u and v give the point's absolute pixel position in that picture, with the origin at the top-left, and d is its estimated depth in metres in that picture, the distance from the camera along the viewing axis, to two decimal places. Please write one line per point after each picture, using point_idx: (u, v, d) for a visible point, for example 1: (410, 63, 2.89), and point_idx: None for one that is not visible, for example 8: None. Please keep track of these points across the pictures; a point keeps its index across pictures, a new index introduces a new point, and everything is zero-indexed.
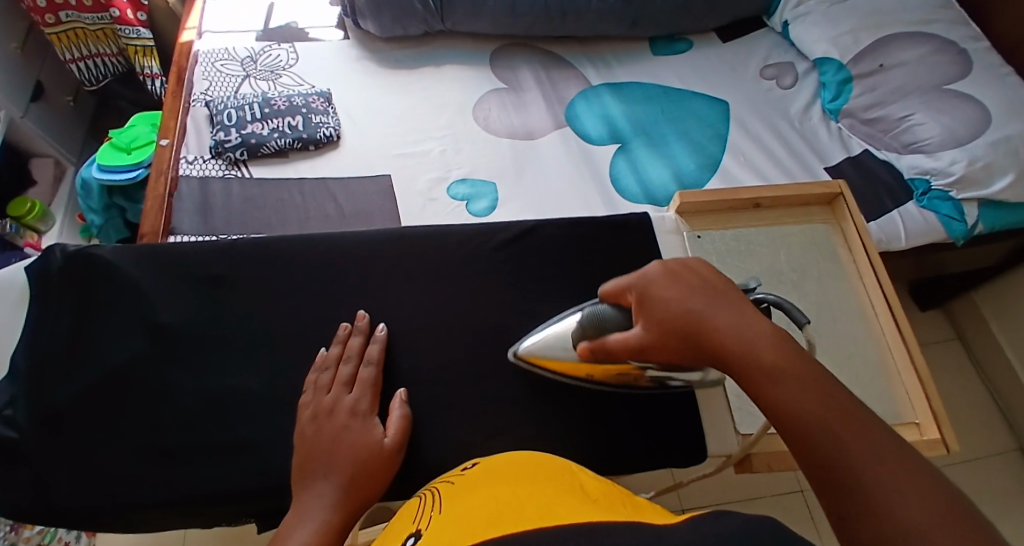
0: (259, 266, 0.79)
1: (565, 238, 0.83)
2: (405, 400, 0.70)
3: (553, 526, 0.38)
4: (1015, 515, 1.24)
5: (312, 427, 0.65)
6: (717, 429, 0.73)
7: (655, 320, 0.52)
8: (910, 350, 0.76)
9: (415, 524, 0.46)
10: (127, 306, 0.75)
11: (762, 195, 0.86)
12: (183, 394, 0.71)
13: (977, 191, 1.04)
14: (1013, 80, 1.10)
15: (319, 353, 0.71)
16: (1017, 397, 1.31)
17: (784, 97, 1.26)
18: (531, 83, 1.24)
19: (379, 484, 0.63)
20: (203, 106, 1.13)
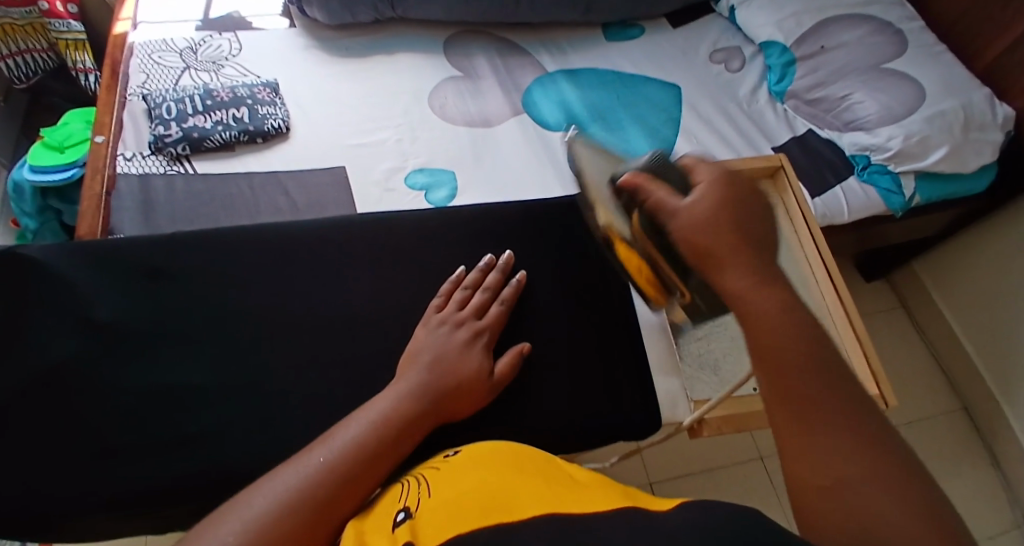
0: (217, 264, 0.76)
1: (528, 225, 0.84)
2: (525, 351, 0.73)
3: (547, 513, 0.40)
4: (956, 471, 1.31)
5: (435, 326, 0.71)
6: (670, 397, 0.79)
7: (705, 205, 0.53)
8: (850, 314, 0.80)
9: (402, 504, 0.48)
10: (75, 310, 0.72)
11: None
12: (138, 398, 0.68)
13: (913, 165, 1.08)
14: (946, 58, 1.15)
15: (460, 271, 0.77)
16: (958, 359, 1.39)
17: (732, 81, 1.28)
18: (486, 70, 1.23)
19: (463, 406, 0.67)
20: (140, 100, 1.07)
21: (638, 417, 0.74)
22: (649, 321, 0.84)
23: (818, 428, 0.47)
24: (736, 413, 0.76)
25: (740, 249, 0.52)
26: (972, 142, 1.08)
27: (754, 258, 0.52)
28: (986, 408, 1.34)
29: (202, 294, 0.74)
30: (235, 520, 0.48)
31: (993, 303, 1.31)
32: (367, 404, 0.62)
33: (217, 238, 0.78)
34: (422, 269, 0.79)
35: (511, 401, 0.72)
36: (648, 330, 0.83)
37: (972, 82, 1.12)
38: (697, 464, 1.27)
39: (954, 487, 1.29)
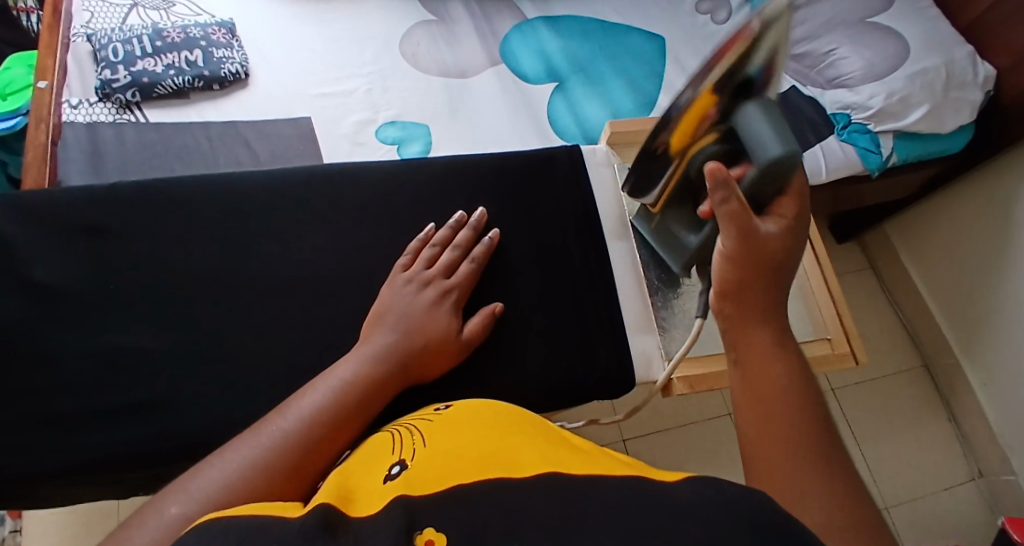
0: (175, 221, 0.71)
1: (502, 180, 0.80)
2: (497, 311, 0.71)
3: (549, 471, 0.39)
4: (915, 424, 1.35)
5: (400, 286, 0.67)
6: (644, 356, 0.76)
7: (768, 247, 0.52)
8: (824, 275, 0.81)
9: (397, 456, 0.45)
10: (21, 271, 0.67)
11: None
12: (84, 362, 0.64)
13: (893, 123, 1.07)
14: (932, 13, 1.13)
15: (429, 228, 0.73)
16: (922, 317, 1.42)
17: (718, 33, 1.22)
18: (462, 15, 1.17)
19: (437, 363, 0.65)
20: (85, 42, 0.99)
21: (611, 379, 0.73)
22: (628, 275, 0.80)
23: (801, 464, 0.43)
24: (713, 372, 0.76)
25: (766, 302, 0.51)
26: (952, 101, 1.07)
27: (777, 321, 0.51)
28: (947, 363, 1.37)
29: (151, 252, 0.69)
30: (192, 498, 0.44)
31: (962, 262, 1.32)
32: (332, 369, 0.59)
33: (174, 192, 0.72)
34: (395, 227, 0.75)
35: (483, 363, 0.70)
36: (624, 285, 0.79)
37: (955, 39, 1.10)
38: (670, 420, 1.29)
39: (912, 440, 1.34)
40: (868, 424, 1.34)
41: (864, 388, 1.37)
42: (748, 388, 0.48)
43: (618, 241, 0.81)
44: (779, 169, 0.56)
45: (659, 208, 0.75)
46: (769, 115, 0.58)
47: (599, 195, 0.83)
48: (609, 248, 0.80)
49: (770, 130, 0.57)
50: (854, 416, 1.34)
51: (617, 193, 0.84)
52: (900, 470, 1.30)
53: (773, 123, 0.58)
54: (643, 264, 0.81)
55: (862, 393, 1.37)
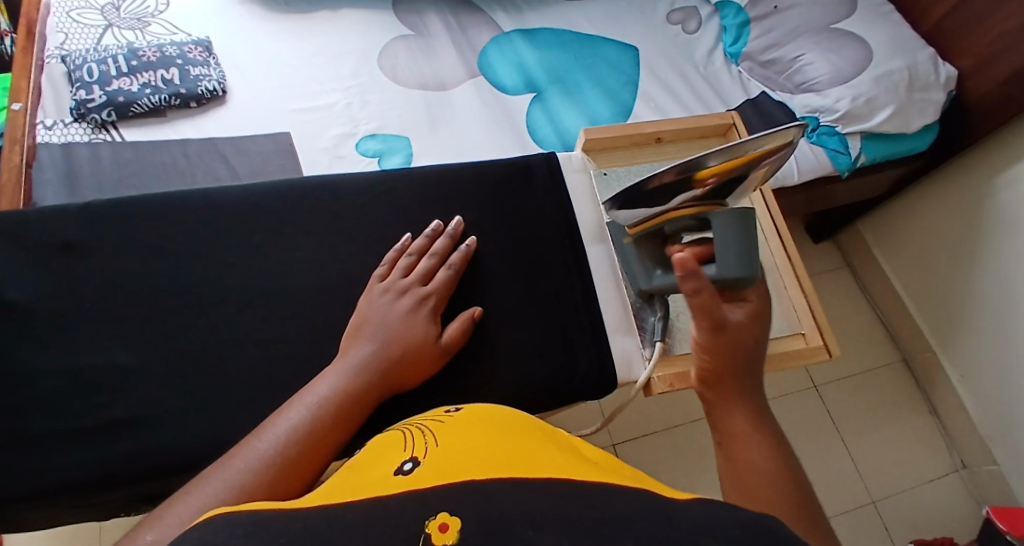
0: (159, 238, 0.71)
1: (482, 189, 0.81)
2: (476, 316, 0.71)
3: (565, 478, 0.41)
4: (896, 417, 1.38)
5: (377, 297, 0.68)
6: (625, 357, 0.76)
7: (737, 337, 0.55)
8: (796, 271, 0.83)
9: (410, 453, 0.46)
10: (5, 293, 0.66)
11: (663, 130, 0.89)
12: (63, 381, 0.63)
13: (860, 124, 1.10)
14: (893, 18, 1.17)
15: (405, 239, 0.74)
16: (898, 313, 1.45)
17: (689, 42, 1.26)
18: (438, 28, 1.18)
19: (421, 373, 0.66)
20: (59, 62, 0.98)
21: (593, 381, 0.73)
22: (607, 279, 0.80)
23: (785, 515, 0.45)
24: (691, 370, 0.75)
25: (739, 383, 0.55)
26: (916, 102, 1.10)
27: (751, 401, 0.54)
28: (924, 357, 1.40)
29: (129, 269, 0.69)
30: (169, 525, 0.44)
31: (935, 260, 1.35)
32: (314, 382, 0.60)
33: (156, 209, 0.72)
34: (378, 238, 0.76)
35: (468, 370, 0.71)
36: (604, 289, 0.79)
37: (917, 43, 1.14)
38: (658, 422, 1.29)
39: (893, 434, 1.36)
40: (850, 421, 1.36)
41: (844, 384, 1.40)
42: (733, 473, 0.49)
43: (596, 245, 0.82)
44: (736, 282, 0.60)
45: (634, 234, 0.74)
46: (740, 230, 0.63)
47: (577, 201, 0.84)
48: (589, 252, 0.81)
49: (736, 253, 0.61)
50: (836, 413, 1.37)
51: (594, 198, 0.84)
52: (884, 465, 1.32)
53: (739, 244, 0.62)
54: (622, 267, 0.80)
55: (843, 391, 1.39)
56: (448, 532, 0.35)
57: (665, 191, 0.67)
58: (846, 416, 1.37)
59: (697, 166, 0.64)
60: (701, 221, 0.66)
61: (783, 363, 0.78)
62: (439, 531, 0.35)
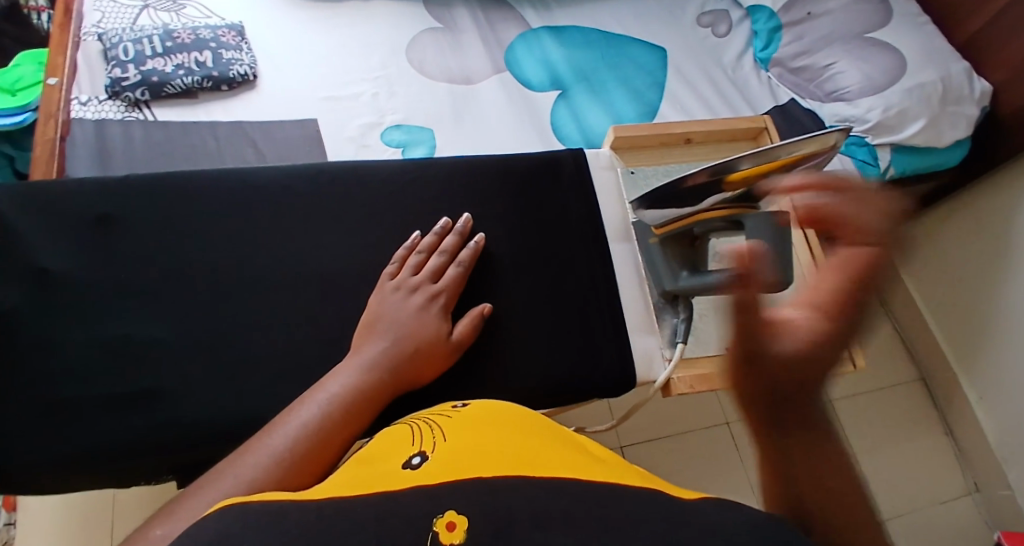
0: (187, 217, 0.72)
1: (507, 183, 0.81)
2: (485, 313, 0.71)
3: (573, 476, 0.41)
4: (911, 436, 1.35)
5: (388, 294, 0.68)
6: (646, 354, 0.76)
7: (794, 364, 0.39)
8: None
9: (417, 447, 0.46)
10: (37, 263, 0.67)
11: (693, 131, 0.88)
12: (88, 351, 0.64)
13: (890, 136, 1.08)
14: (929, 29, 1.15)
15: (415, 236, 0.73)
16: (920, 330, 1.42)
17: (718, 45, 1.25)
18: (467, 22, 1.19)
19: (432, 371, 0.66)
20: (96, 40, 1.00)
21: (611, 381, 0.73)
22: (630, 278, 0.80)
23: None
24: (715, 372, 0.76)
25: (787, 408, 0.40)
26: (949, 115, 1.09)
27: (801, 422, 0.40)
28: (944, 377, 1.38)
29: (158, 244, 0.70)
30: (179, 522, 0.45)
31: (961, 278, 1.33)
32: (328, 378, 0.60)
33: (185, 187, 0.73)
34: (401, 226, 0.76)
35: (486, 363, 0.71)
36: (627, 286, 0.79)
37: (952, 55, 1.12)
38: (669, 428, 1.28)
39: (908, 453, 1.34)
40: (865, 437, 1.34)
41: (861, 400, 1.38)
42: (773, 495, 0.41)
43: (620, 243, 0.82)
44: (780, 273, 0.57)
45: (661, 235, 0.76)
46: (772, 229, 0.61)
47: (603, 199, 0.84)
48: (613, 250, 0.81)
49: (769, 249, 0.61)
50: (852, 428, 1.35)
51: (620, 197, 0.84)
52: (899, 483, 1.30)
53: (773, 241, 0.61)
54: (646, 266, 0.81)
55: (861, 407, 1.37)
56: (456, 531, 0.35)
57: (700, 188, 0.70)
58: (862, 432, 1.35)
59: (729, 168, 0.66)
60: (732, 222, 0.65)
61: None
62: (446, 530, 0.35)
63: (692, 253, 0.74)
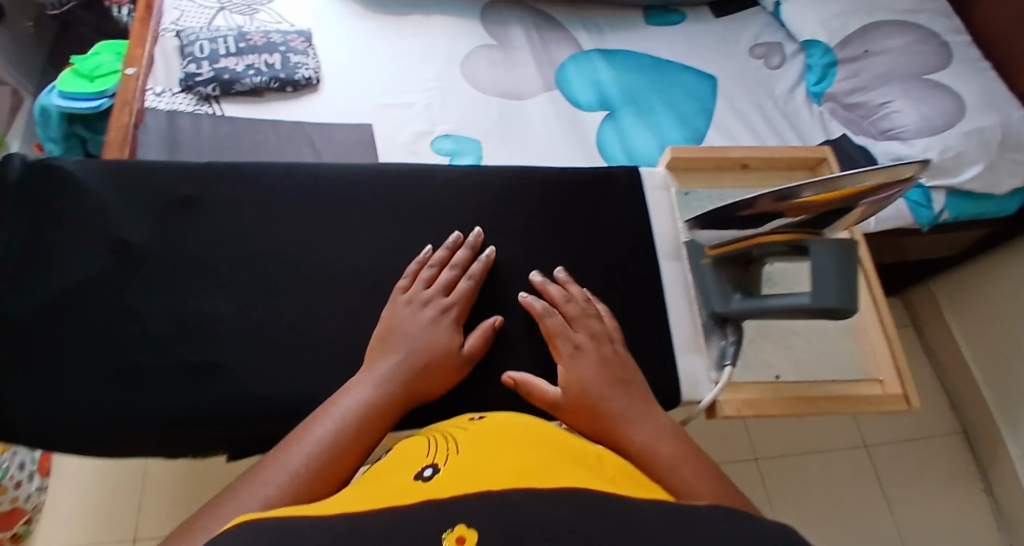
0: (243, 199, 0.72)
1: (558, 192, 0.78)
2: (497, 325, 0.68)
3: (574, 487, 0.42)
4: (949, 492, 1.30)
5: (396, 309, 0.66)
6: (691, 376, 0.71)
7: (573, 385, 0.62)
8: (881, 315, 0.78)
9: (431, 459, 0.48)
10: (99, 233, 0.67)
11: (751, 157, 0.85)
12: (140, 325, 0.65)
13: (946, 180, 1.06)
14: (989, 75, 1.13)
15: (426, 250, 0.71)
16: (964, 382, 1.37)
17: (770, 77, 1.25)
18: (521, 41, 1.22)
19: (447, 383, 0.64)
20: (173, 37, 1.06)
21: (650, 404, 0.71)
22: (678, 296, 0.75)
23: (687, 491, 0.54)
24: (762, 399, 0.71)
25: (609, 413, 0.60)
26: (1007, 162, 1.06)
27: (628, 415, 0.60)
28: (986, 432, 1.33)
29: (220, 224, 0.70)
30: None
31: (1012, 332, 1.28)
32: (341, 393, 0.60)
33: (243, 172, 0.74)
34: (450, 225, 0.75)
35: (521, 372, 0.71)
36: (674, 308, 0.74)
37: (1012, 102, 1.10)
38: None
39: (945, 509, 1.28)
40: (901, 489, 1.29)
41: (897, 449, 1.33)
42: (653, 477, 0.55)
43: (669, 261, 0.77)
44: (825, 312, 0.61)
45: (714, 255, 0.73)
46: (835, 261, 0.60)
47: (655, 219, 0.79)
48: (661, 267, 0.77)
49: (830, 282, 0.60)
50: (888, 477, 1.30)
51: (673, 216, 0.80)
52: (934, 539, 1.25)
53: (836, 274, 0.60)
54: (696, 287, 0.76)
55: (897, 456, 1.33)
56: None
57: (762, 215, 0.67)
58: (898, 483, 1.30)
59: (789, 197, 0.62)
60: (794, 247, 0.63)
61: (858, 405, 0.73)
62: (455, 544, 0.36)
63: (744, 278, 0.71)
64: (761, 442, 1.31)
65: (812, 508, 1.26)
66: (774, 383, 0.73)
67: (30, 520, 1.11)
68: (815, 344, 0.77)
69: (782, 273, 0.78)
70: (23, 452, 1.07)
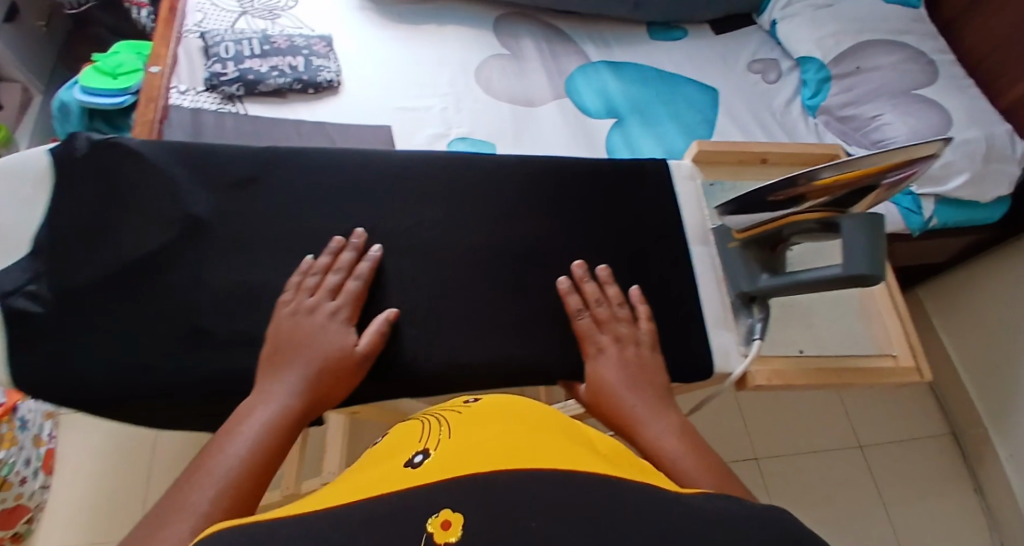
0: (284, 179, 0.73)
1: (585, 183, 0.80)
2: (393, 317, 0.67)
3: (570, 467, 0.44)
4: (938, 494, 1.34)
5: (286, 323, 0.63)
6: (722, 347, 0.75)
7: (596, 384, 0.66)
8: (893, 297, 0.83)
9: (422, 443, 0.51)
10: (148, 212, 0.69)
11: (771, 151, 0.91)
12: (183, 301, 0.66)
13: (934, 188, 1.12)
14: (972, 92, 1.20)
15: (307, 260, 0.68)
16: (951, 386, 1.43)
17: (768, 91, 1.31)
18: (533, 51, 1.26)
19: (346, 386, 0.63)
20: (197, 38, 1.08)
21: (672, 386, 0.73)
22: (709, 277, 0.78)
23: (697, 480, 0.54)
24: (787, 370, 0.76)
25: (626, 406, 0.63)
26: (992, 173, 1.12)
27: (644, 408, 0.63)
28: (973, 434, 1.37)
29: (255, 207, 0.71)
30: None
31: (996, 338, 1.34)
32: (240, 418, 0.56)
33: (280, 153, 0.74)
34: (483, 209, 0.76)
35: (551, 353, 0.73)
36: (705, 286, 0.78)
37: (995, 117, 1.16)
38: None
39: (934, 510, 1.32)
40: (893, 489, 1.33)
41: (889, 451, 1.38)
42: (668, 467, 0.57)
43: (699, 245, 0.80)
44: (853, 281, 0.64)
45: (742, 239, 0.76)
46: (866, 232, 0.63)
47: (685, 205, 0.83)
48: (692, 251, 0.80)
49: (859, 250, 0.63)
50: (881, 478, 1.34)
51: (699, 204, 0.83)
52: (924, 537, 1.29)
53: (869, 243, 0.63)
54: (724, 268, 0.80)
55: (889, 457, 1.37)
56: (450, 529, 0.39)
57: (792, 199, 0.71)
58: (890, 484, 1.34)
59: (813, 178, 0.67)
60: (826, 225, 0.67)
61: (874, 378, 0.78)
62: (440, 530, 0.39)
63: (771, 259, 0.76)
64: (760, 444, 1.36)
65: (812, 504, 1.29)
66: (797, 356, 0.78)
67: (31, 519, 1.20)
68: (835, 322, 0.81)
69: (804, 255, 0.83)
70: (28, 449, 1.16)
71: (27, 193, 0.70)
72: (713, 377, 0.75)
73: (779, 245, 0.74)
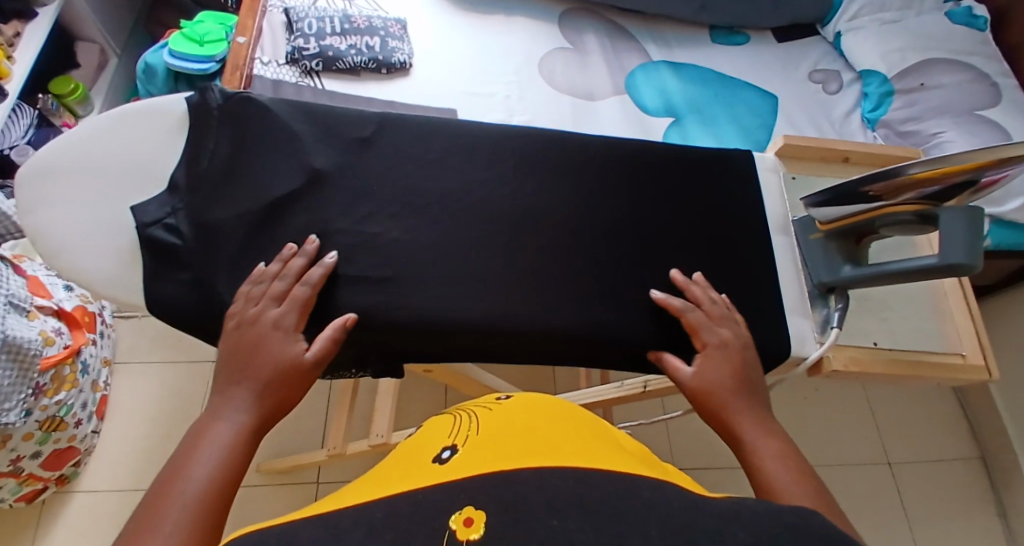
0: (370, 148, 0.76)
1: (653, 175, 0.82)
2: (348, 323, 0.67)
3: (590, 465, 0.48)
4: (964, 516, 1.34)
5: (233, 336, 0.64)
6: (800, 335, 0.77)
7: (709, 373, 0.67)
8: (964, 294, 0.85)
9: (451, 439, 0.56)
10: (235, 172, 0.73)
11: (854, 151, 0.93)
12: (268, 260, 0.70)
13: (990, 208, 1.13)
14: None
15: (258, 268, 0.68)
16: (985, 409, 1.42)
17: (828, 101, 1.31)
18: (595, 47, 1.29)
19: (298, 395, 0.64)
20: (280, 13, 1.13)
21: None
22: (789, 267, 0.81)
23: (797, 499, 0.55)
24: (865, 359, 0.79)
25: (734, 406, 0.64)
26: None
27: (752, 411, 0.64)
28: (1004, 460, 1.37)
29: (336, 174, 0.74)
30: None
31: None
32: (200, 434, 0.57)
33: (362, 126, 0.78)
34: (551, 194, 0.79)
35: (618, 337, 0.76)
36: (786, 277, 0.80)
37: None
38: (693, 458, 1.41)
39: (959, 531, 1.33)
40: (918, 507, 1.34)
41: (919, 469, 1.38)
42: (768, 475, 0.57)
43: (780, 234, 0.83)
44: (951, 268, 0.67)
45: (826, 231, 0.79)
46: (964, 221, 0.66)
47: (767, 195, 0.85)
48: (774, 240, 0.82)
49: (958, 238, 0.66)
50: (908, 495, 1.35)
51: (783, 196, 0.86)
52: None
53: (967, 232, 0.66)
54: (802, 258, 0.83)
55: (917, 474, 1.37)
56: (471, 526, 0.42)
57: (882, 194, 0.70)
58: (917, 501, 1.35)
59: (899, 174, 0.66)
60: (922, 216, 0.69)
61: (940, 374, 0.81)
62: (463, 526, 0.42)
63: (854, 251, 0.78)
64: None
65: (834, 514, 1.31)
66: (873, 348, 0.80)
67: (78, 462, 1.26)
68: (907, 318, 0.83)
69: (878, 250, 0.85)
70: (86, 393, 1.23)
71: (162, 136, 0.75)
72: (787, 362, 0.78)
73: (864, 238, 0.77)
